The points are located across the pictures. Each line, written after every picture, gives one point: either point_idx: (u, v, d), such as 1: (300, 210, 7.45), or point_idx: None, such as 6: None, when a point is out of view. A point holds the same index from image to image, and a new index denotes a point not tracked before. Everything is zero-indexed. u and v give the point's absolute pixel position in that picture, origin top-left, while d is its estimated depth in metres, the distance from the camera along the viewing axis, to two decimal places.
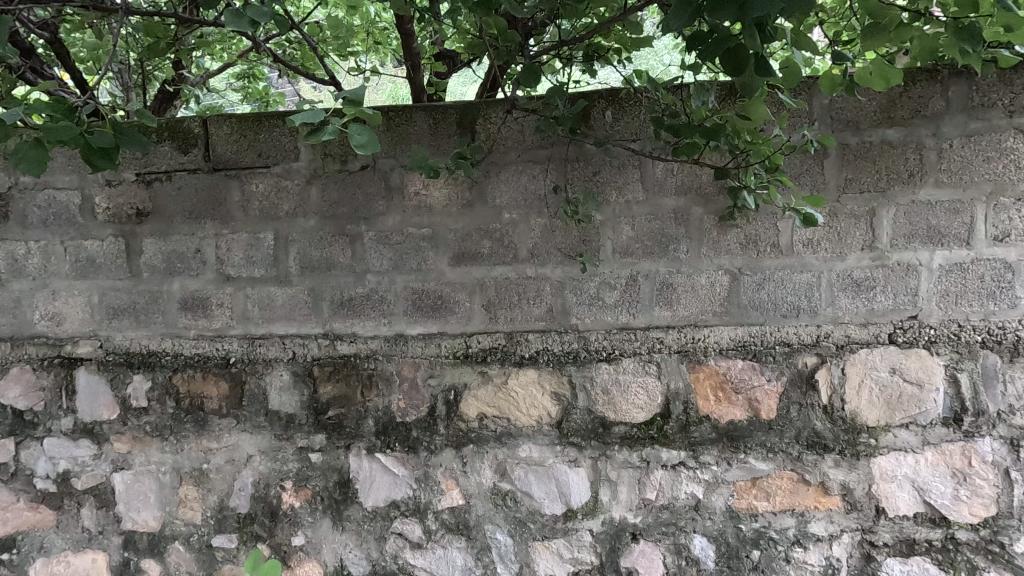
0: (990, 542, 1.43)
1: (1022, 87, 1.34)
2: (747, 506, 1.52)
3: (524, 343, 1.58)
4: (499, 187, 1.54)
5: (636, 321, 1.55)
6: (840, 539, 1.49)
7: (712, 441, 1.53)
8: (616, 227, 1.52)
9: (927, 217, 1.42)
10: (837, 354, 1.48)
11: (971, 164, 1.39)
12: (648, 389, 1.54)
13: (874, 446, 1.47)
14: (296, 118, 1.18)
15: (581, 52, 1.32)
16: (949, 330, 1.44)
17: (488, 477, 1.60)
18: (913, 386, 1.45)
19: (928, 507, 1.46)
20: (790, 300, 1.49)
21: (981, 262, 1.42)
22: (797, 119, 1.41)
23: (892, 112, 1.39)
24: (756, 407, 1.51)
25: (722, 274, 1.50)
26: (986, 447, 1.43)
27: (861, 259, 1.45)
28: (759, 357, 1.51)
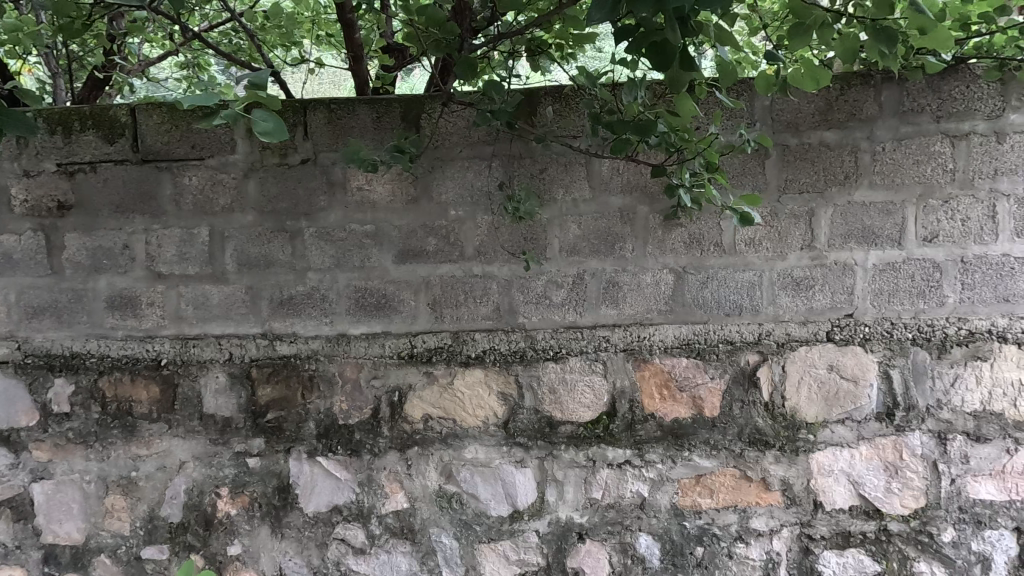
0: (920, 533, 1.48)
1: (949, 94, 1.40)
2: (691, 503, 1.53)
3: (470, 343, 1.56)
4: (444, 183, 1.51)
5: (583, 319, 1.54)
6: (781, 533, 1.51)
7: (657, 439, 1.53)
8: (563, 225, 1.51)
9: (862, 217, 1.46)
10: (778, 352, 1.50)
11: (902, 167, 1.43)
12: (595, 387, 1.54)
13: (812, 442, 1.50)
14: (187, 100, 1.20)
15: (524, 47, 1.30)
16: (883, 327, 1.48)
17: (434, 479, 1.57)
18: (849, 383, 1.49)
19: (863, 500, 1.50)
20: (733, 298, 1.51)
21: (912, 262, 1.46)
22: (739, 119, 1.42)
23: (829, 114, 1.43)
24: (700, 406, 1.52)
25: (667, 273, 1.51)
26: (916, 441, 1.48)
27: (801, 259, 1.48)
28: (703, 355, 1.52)
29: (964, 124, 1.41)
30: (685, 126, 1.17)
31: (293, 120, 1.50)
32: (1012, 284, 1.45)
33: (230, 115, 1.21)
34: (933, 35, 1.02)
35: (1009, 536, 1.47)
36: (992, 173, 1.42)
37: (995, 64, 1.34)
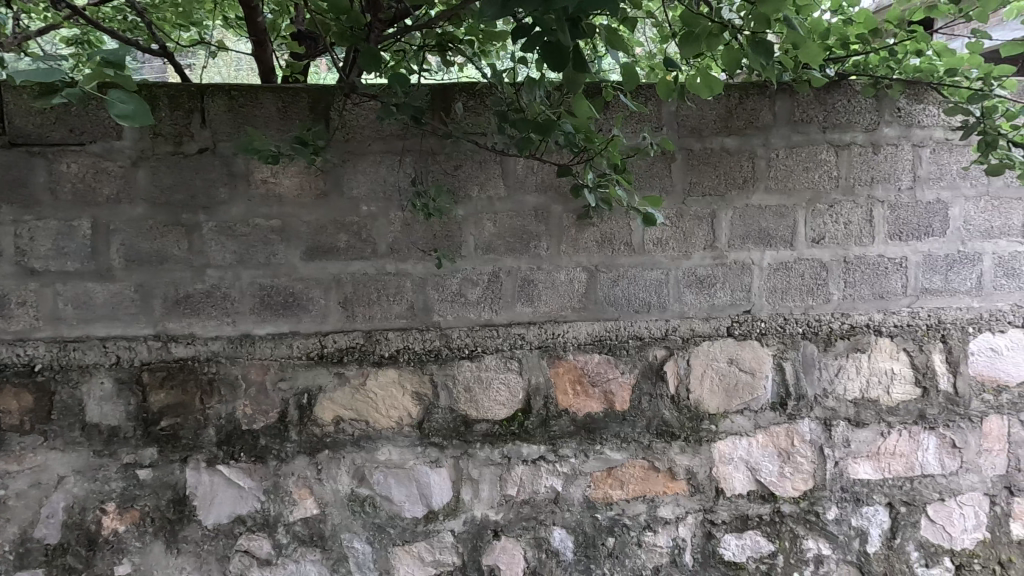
0: (809, 513, 1.60)
1: (833, 106, 1.52)
2: (603, 495, 1.57)
3: (383, 342, 1.52)
4: (356, 177, 1.46)
5: (499, 317, 1.54)
6: (686, 520, 1.59)
7: (570, 434, 1.56)
8: (478, 222, 1.51)
9: (758, 219, 1.55)
10: (683, 347, 1.57)
11: (793, 173, 1.54)
12: (510, 385, 1.54)
13: (714, 432, 1.58)
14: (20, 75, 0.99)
15: (433, 42, 1.28)
16: (777, 323, 1.59)
17: (345, 483, 1.52)
18: (747, 375, 1.58)
19: (759, 485, 1.60)
20: (642, 296, 1.56)
21: (802, 261, 1.57)
22: (648, 122, 1.47)
23: (729, 121, 1.51)
24: (612, 400, 1.57)
25: (580, 271, 1.54)
26: (806, 428, 1.59)
27: (704, 258, 1.56)
28: (614, 351, 1.56)
29: (846, 135, 1.54)
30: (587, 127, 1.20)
31: (189, 106, 1.40)
32: (887, 283, 1.59)
33: (72, 94, 1.06)
34: (806, 50, 1.11)
35: (883, 511, 1.61)
36: (869, 181, 1.56)
37: (870, 82, 1.48)
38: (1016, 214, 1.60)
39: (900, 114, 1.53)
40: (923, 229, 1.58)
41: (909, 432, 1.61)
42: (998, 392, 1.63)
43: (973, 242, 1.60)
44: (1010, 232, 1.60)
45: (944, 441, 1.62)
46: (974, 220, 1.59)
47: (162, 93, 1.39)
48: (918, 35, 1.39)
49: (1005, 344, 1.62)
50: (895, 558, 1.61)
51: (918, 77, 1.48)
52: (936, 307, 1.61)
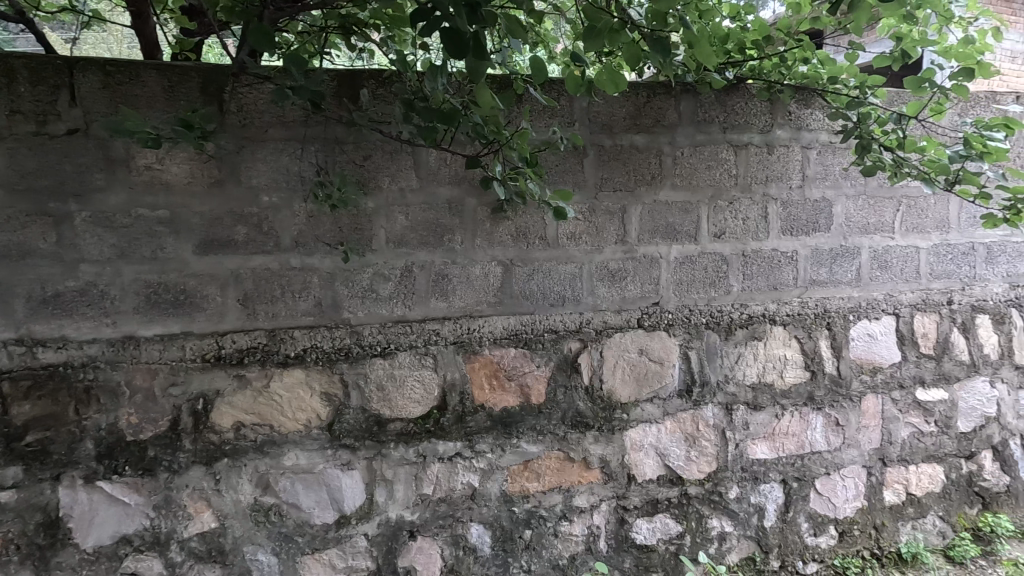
0: (713, 493, 1.69)
1: (732, 108, 1.61)
2: (520, 488, 1.58)
3: (289, 341, 1.43)
4: (255, 166, 1.37)
5: (413, 313, 1.50)
6: (600, 507, 1.63)
7: (487, 429, 1.55)
8: (389, 215, 1.46)
9: (665, 215, 1.61)
10: (596, 339, 1.61)
11: (696, 171, 1.62)
12: (425, 382, 1.51)
13: (626, 420, 1.63)
14: None
15: (335, 23, 1.22)
16: (683, 313, 1.66)
17: (248, 492, 1.42)
18: (656, 364, 1.64)
19: (668, 469, 1.66)
20: (557, 290, 1.58)
21: (705, 255, 1.65)
22: (559, 117, 1.49)
23: (638, 119, 1.56)
24: (527, 394, 1.57)
25: (495, 266, 1.53)
26: (709, 413, 1.68)
27: (615, 252, 1.60)
28: (529, 344, 1.57)
29: (744, 136, 1.63)
30: (495, 119, 1.18)
31: (55, 81, 1.25)
32: (780, 275, 1.71)
33: None
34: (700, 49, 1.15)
35: (778, 487, 1.74)
36: (764, 179, 1.66)
37: (765, 86, 1.57)
38: (887, 212, 1.76)
39: (791, 117, 1.65)
40: (811, 225, 1.71)
41: (800, 414, 1.74)
42: (875, 373, 1.79)
43: (852, 237, 1.75)
44: (883, 228, 1.77)
45: (829, 420, 1.76)
46: (853, 217, 1.74)
47: (21, 65, 1.22)
48: (804, 44, 1.49)
49: (880, 329, 1.78)
50: (788, 530, 1.74)
51: (806, 84, 1.58)
52: (823, 297, 1.74)
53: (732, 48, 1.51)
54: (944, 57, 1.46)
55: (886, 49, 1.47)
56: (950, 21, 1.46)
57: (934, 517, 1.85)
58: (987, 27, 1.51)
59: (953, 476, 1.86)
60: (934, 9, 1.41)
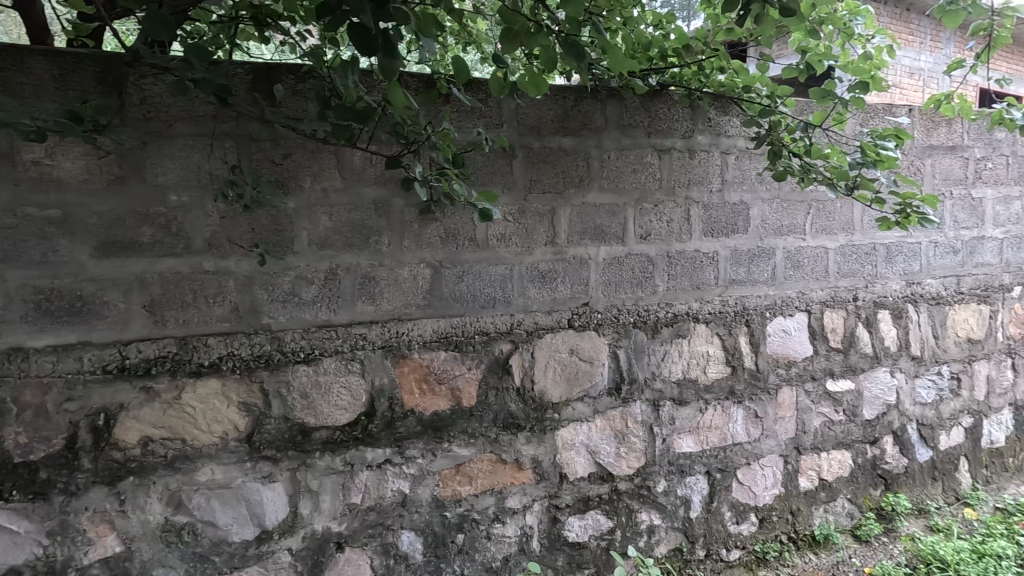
0: (641, 488, 1.74)
1: (655, 114, 1.66)
2: (452, 492, 1.56)
3: (202, 349, 1.34)
4: (162, 163, 1.28)
5: (338, 318, 1.45)
6: (532, 507, 1.63)
7: (417, 434, 1.53)
8: (311, 216, 1.41)
9: (594, 217, 1.64)
10: (527, 340, 1.61)
11: (623, 174, 1.66)
12: (352, 388, 1.46)
13: (558, 420, 1.65)
14: None
15: (248, 14, 1.16)
16: (612, 313, 1.69)
17: (157, 512, 1.33)
18: (586, 363, 1.67)
19: (598, 466, 1.69)
20: (487, 292, 1.57)
21: (632, 256, 1.69)
22: (487, 119, 1.49)
23: (565, 122, 1.58)
24: (458, 397, 1.56)
25: (424, 268, 1.51)
26: (637, 410, 1.73)
27: (545, 254, 1.61)
28: (460, 347, 1.55)
29: (666, 141, 1.69)
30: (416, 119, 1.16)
31: None
32: (703, 275, 1.78)
33: None
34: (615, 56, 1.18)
35: (703, 479, 1.81)
36: (687, 183, 1.73)
37: (686, 93, 1.64)
38: (799, 215, 1.87)
39: (711, 123, 1.72)
40: (730, 227, 1.79)
41: (722, 407, 1.82)
42: (789, 366, 1.89)
43: (768, 238, 1.84)
44: (795, 230, 1.88)
45: (748, 413, 1.85)
46: (768, 219, 1.84)
47: None
48: (720, 54, 1.57)
49: (794, 326, 1.89)
50: (712, 519, 1.82)
51: (723, 92, 1.67)
52: (742, 295, 1.83)
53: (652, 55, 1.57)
54: (844, 71, 1.56)
55: (794, 62, 1.56)
56: (851, 38, 1.57)
57: (844, 500, 1.98)
58: (882, 45, 1.64)
59: (859, 460, 2.00)
60: (835, 26, 1.51)
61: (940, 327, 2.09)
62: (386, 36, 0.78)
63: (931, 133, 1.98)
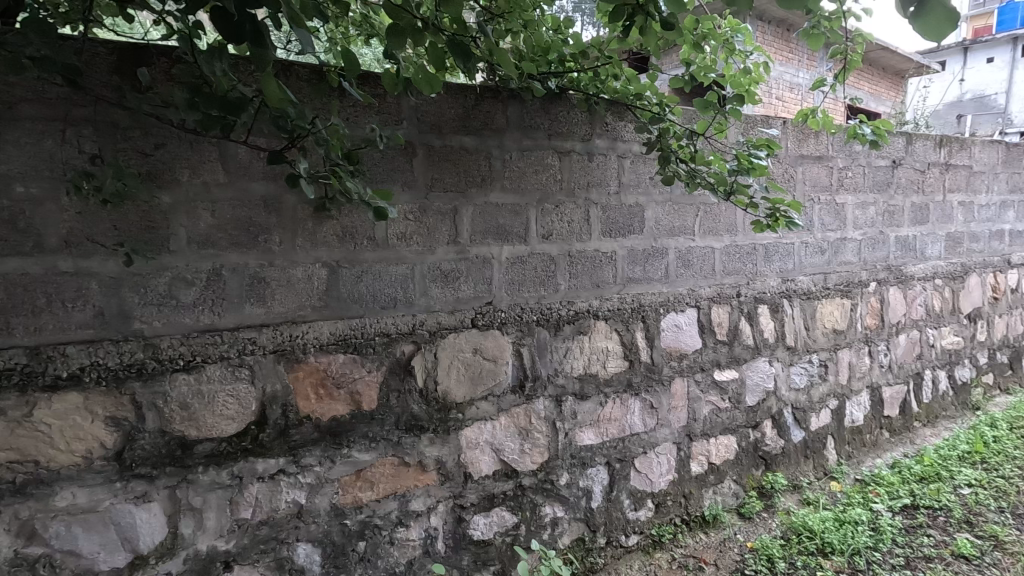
0: (545, 482, 1.78)
1: (555, 116, 1.71)
2: (352, 499, 1.51)
3: (59, 360, 1.19)
4: (5, 149, 1.13)
5: (223, 321, 1.35)
6: (437, 508, 1.62)
7: (313, 442, 1.46)
8: (190, 212, 1.30)
9: (496, 216, 1.65)
10: (430, 341, 1.59)
11: (524, 175, 1.68)
12: (240, 396, 1.37)
13: (462, 419, 1.65)
14: None
15: None
16: (515, 312, 1.71)
17: (5, 545, 1.17)
18: (490, 362, 1.68)
19: (503, 464, 1.71)
20: (388, 292, 1.53)
21: (534, 255, 1.72)
22: (385, 115, 1.45)
23: (467, 121, 1.58)
24: (358, 400, 1.51)
25: (320, 267, 1.44)
26: (540, 406, 1.76)
27: (447, 253, 1.60)
28: (359, 350, 1.50)
29: (566, 143, 1.74)
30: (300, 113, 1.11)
31: None
32: (602, 273, 1.84)
33: None
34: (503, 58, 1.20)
35: (603, 470, 1.88)
36: (586, 185, 1.78)
37: (583, 97, 1.70)
38: (689, 217, 2.00)
39: (607, 128, 1.80)
40: (627, 228, 1.87)
41: (620, 400, 1.90)
42: (681, 359, 2.02)
43: (661, 239, 1.95)
44: (685, 231, 2.00)
45: (645, 404, 1.95)
46: (661, 221, 1.94)
47: None
48: (613, 61, 1.62)
49: (685, 321, 2.01)
50: (612, 508, 1.89)
51: (618, 98, 1.74)
52: (638, 293, 1.92)
53: (549, 58, 1.60)
54: (722, 83, 1.67)
55: (680, 72, 1.67)
56: (733, 53, 1.68)
57: (730, 481, 2.15)
58: (760, 61, 1.77)
59: (743, 443, 2.17)
60: (716, 41, 1.61)
61: (810, 319, 2.32)
62: (254, 24, 0.78)
63: (801, 143, 2.18)
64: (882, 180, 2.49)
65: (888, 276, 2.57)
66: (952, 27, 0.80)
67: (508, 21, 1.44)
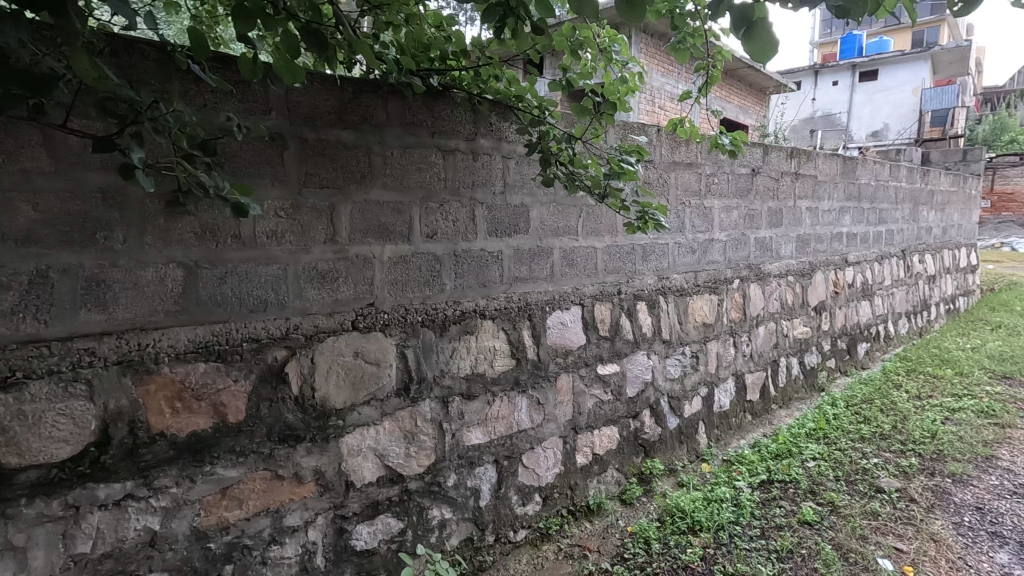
0: (432, 484, 1.75)
1: (439, 114, 1.69)
2: (216, 521, 1.39)
3: None
4: None
5: (51, 331, 1.18)
6: (315, 522, 1.54)
7: (169, 461, 1.32)
8: (5, 204, 1.12)
9: (377, 214, 1.60)
10: (306, 345, 1.50)
11: (407, 172, 1.64)
12: (75, 415, 1.20)
13: (342, 427, 1.58)
14: None
15: None
16: (399, 313, 1.67)
17: None
18: (373, 365, 1.62)
19: (387, 469, 1.66)
20: (257, 294, 1.42)
21: (418, 255, 1.69)
22: (251, 105, 1.35)
23: (344, 115, 1.51)
24: (223, 412, 1.39)
25: (175, 268, 1.31)
26: (426, 408, 1.74)
27: (324, 252, 1.52)
28: (224, 357, 1.38)
29: (450, 142, 1.72)
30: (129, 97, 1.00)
31: None
32: (488, 273, 1.85)
33: None
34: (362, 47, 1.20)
35: (491, 468, 1.89)
36: (471, 184, 1.78)
37: (466, 96, 1.70)
38: (572, 218, 2.07)
39: (491, 128, 1.81)
40: (512, 228, 1.90)
41: (508, 398, 1.93)
42: (566, 355, 2.08)
43: (546, 239, 2.00)
44: (569, 231, 2.07)
45: (532, 401, 1.99)
46: (546, 221, 1.99)
47: None
48: (494, 62, 1.65)
49: (569, 318, 2.08)
50: (500, 505, 1.91)
51: (500, 98, 1.75)
52: (524, 292, 1.95)
53: (430, 55, 1.58)
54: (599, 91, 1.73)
55: (558, 78, 1.71)
56: (610, 62, 1.76)
57: (612, 470, 2.26)
58: (635, 71, 1.86)
59: (624, 433, 2.29)
60: (591, 50, 1.67)
61: (683, 314, 2.50)
62: None
63: (673, 150, 2.34)
64: (744, 187, 2.74)
65: (749, 273, 2.83)
66: (774, 53, 0.90)
67: (389, 13, 1.40)
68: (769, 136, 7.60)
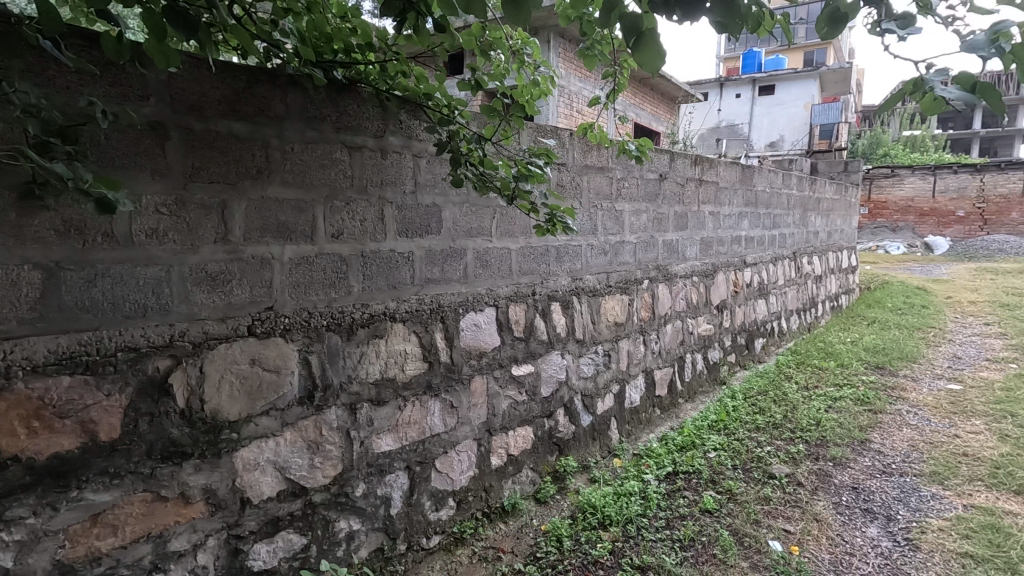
0: (338, 495, 1.68)
1: (344, 109, 1.61)
2: (84, 552, 1.24)
3: None
4: None
5: None
6: (206, 544, 1.42)
7: (25, 489, 1.17)
8: None
9: (275, 213, 1.50)
10: (193, 354, 1.38)
11: (309, 169, 1.55)
12: None
13: (237, 440, 1.47)
14: None
15: None
16: (301, 317, 1.57)
17: None
18: (271, 373, 1.52)
19: (288, 483, 1.57)
20: (134, 299, 1.29)
21: (322, 256, 1.61)
22: (124, 90, 1.23)
23: (237, 105, 1.40)
24: (92, 431, 1.25)
25: (30, 270, 1.15)
26: (332, 416, 1.66)
27: (214, 253, 1.40)
28: (93, 370, 1.24)
29: (357, 138, 1.65)
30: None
31: None
32: (398, 274, 1.80)
33: None
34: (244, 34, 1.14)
35: (402, 475, 1.84)
36: (380, 182, 1.72)
37: (373, 91, 1.63)
38: (485, 219, 2.06)
39: (401, 126, 1.76)
40: (424, 228, 1.86)
41: (419, 402, 1.88)
42: (481, 357, 2.07)
43: (459, 239, 1.97)
44: (483, 232, 2.05)
45: (444, 404, 1.96)
46: (458, 222, 1.97)
47: None
48: (402, 58, 1.59)
49: (483, 319, 2.07)
50: (412, 512, 1.87)
51: (409, 96, 1.70)
52: (436, 293, 1.92)
53: (333, 46, 1.50)
54: (509, 93, 1.72)
55: (467, 78, 1.67)
56: (523, 64, 1.77)
57: (527, 470, 2.27)
58: (547, 75, 1.87)
59: (539, 433, 2.32)
60: (502, 51, 1.68)
61: (596, 313, 2.56)
62: None
63: (585, 154, 2.39)
64: (651, 191, 2.85)
65: (657, 274, 2.96)
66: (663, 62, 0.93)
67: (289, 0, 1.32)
68: (679, 143, 8.03)
